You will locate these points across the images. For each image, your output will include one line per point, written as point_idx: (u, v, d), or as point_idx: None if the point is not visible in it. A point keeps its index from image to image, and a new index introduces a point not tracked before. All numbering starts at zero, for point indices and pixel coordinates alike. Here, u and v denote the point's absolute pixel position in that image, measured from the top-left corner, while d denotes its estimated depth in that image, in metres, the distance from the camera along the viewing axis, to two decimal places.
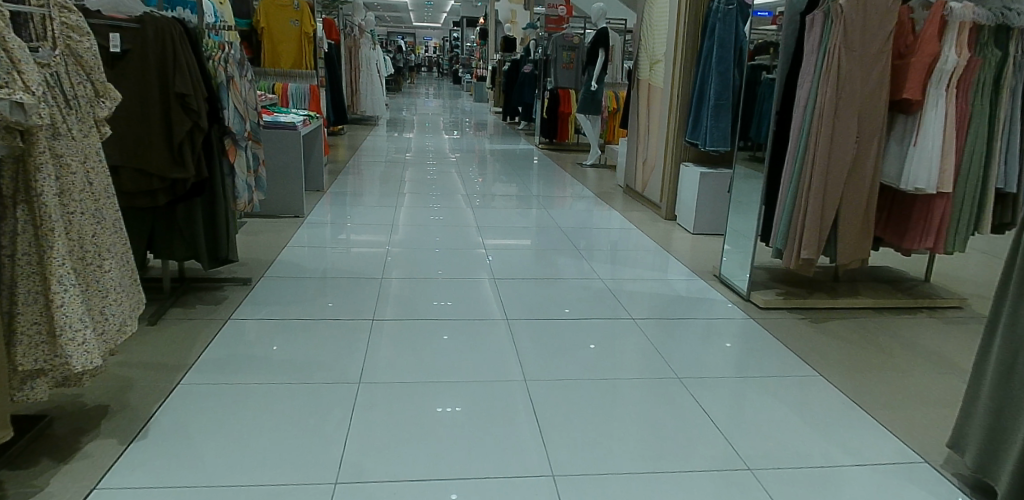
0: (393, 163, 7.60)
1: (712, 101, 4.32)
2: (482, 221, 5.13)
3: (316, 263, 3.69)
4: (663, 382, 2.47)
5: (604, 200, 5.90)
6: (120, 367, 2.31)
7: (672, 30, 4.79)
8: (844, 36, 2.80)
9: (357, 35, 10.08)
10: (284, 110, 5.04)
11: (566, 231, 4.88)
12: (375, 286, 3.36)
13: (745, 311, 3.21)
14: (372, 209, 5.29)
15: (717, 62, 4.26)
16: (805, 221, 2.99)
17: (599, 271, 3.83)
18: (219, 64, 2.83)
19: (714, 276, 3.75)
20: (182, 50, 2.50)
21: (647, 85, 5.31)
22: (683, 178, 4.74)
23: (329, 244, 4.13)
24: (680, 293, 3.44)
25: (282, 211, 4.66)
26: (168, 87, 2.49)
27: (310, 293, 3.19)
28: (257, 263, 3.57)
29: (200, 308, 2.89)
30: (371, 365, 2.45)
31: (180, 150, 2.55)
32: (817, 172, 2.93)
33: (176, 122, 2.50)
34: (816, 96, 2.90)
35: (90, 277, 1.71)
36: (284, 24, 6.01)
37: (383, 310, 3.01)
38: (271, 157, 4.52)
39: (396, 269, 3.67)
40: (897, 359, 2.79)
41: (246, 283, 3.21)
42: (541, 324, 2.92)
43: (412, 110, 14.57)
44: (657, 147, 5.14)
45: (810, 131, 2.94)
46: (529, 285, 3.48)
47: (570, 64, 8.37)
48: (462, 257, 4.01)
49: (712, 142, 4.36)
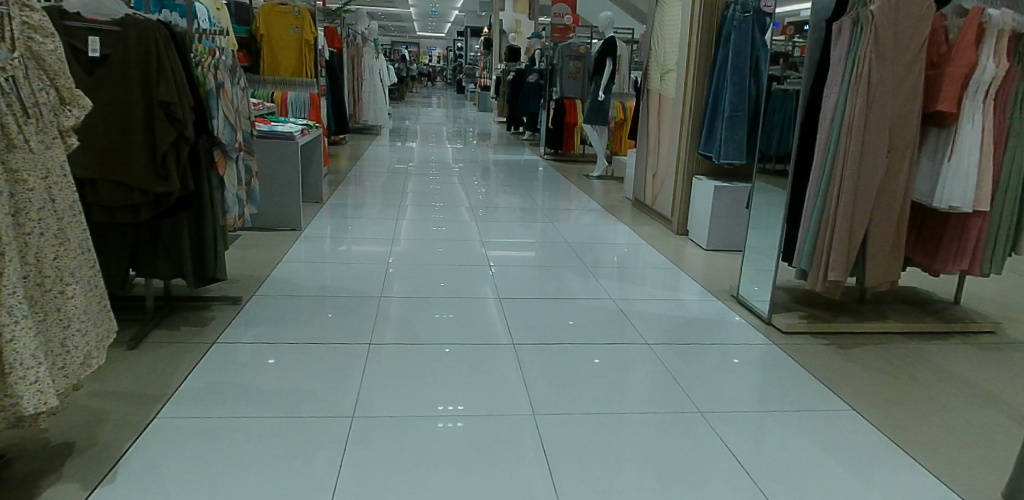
0: (394, 174, 7.42)
1: (727, 113, 4.15)
2: (486, 234, 4.95)
3: (312, 280, 3.50)
4: (683, 416, 2.27)
5: (612, 213, 5.72)
6: (93, 398, 2.12)
7: (684, 38, 4.62)
8: (876, 44, 2.62)
9: (360, 43, 9.96)
10: (282, 119, 4.88)
11: (573, 245, 4.69)
12: (373, 305, 3.17)
13: (767, 336, 3.01)
14: (373, 221, 5.12)
15: (732, 72, 4.09)
16: (832, 242, 2.80)
17: (609, 289, 3.63)
18: (209, 71, 2.66)
19: (731, 297, 3.55)
20: (168, 54, 2.34)
21: (657, 95, 5.14)
22: (696, 191, 4.55)
23: (328, 259, 3.94)
24: (696, 315, 3.24)
25: (277, 224, 4.47)
26: (151, 94, 2.32)
27: (304, 313, 3.00)
28: (248, 281, 3.37)
29: (185, 330, 2.70)
30: (366, 396, 2.25)
31: (164, 161, 2.37)
32: (846, 189, 2.74)
33: (160, 132, 2.33)
34: (844, 109, 2.72)
35: (49, 306, 1.53)
36: (285, 32, 5.87)
37: (380, 333, 2.82)
38: (267, 168, 4.35)
39: (398, 288, 3.47)
40: (934, 391, 2.58)
41: (236, 303, 3.01)
42: (550, 350, 2.72)
43: (416, 119, 14.46)
44: (668, 159, 4.95)
45: (838, 144, 2.75)
46: (536, 305, 3.29)
47: (576, 74, 8.22)
48: (466, 274, 3.81)
49: (727, 155, 4.19)
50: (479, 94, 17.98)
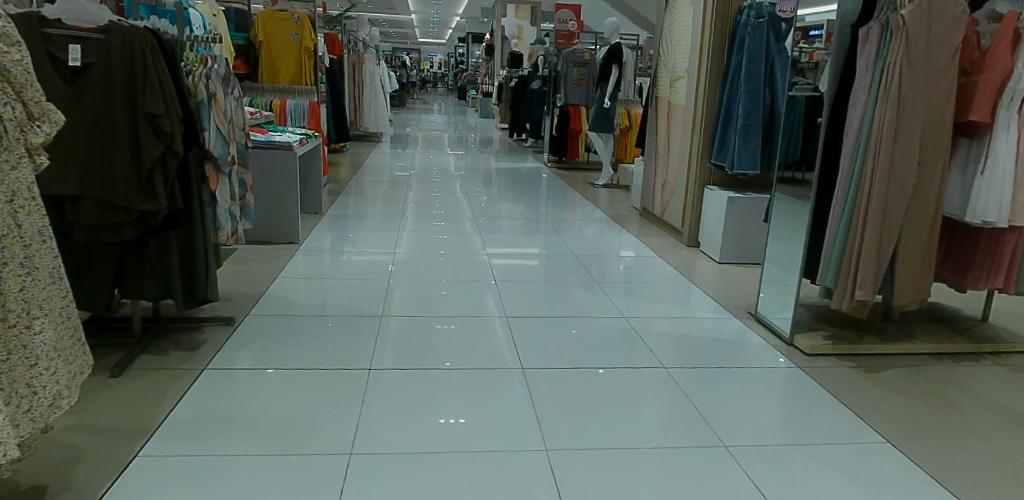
0: (396, 182, 7.27)
1: (740, 121, 4.02)
2: (490, 245, 4.79)
3: (310, 297, 3.33)
4: (707, 450, 2.11)
5: (619, 223, 5.57)
6: (70, 433, 1.96)
7: (695, 45, 4.47)
8: (906, 50, 2.48)
9: (361, 50, 9.84)
10: (281, 129, 4.75)
11: (580, 257, 4.52)
12: (373, 325, 3.02)
13: (790, 359, 2.84)
14: (373, 233, 4.97)
15: (746, 79, 3.95)
16: (860, 260, 2.65)
17: (621, 305, 3.47)
18: (200, 80, 2.52)
19: (749, 314, 3.39)
20: (156, 63, 2.20)
21: (666, 103, 4.99)
22: (708, 202, 4.39)
23: (326, 274, 3.79)
24: (714, 335, 3.07)
25: (274, 236, 4.31)
26: (137, 105, 2.17)
27: (300, 334, 2.84)
28: (243, 299, 3.22)
29: (174, 354, 2.54)
30: (366, 430, 2.09)
31: (151, 177, 2.22)
32: (874, 204, 2.59)
33: (146, 146, 2.18)
34: (872, 118, 2.58)
35: (13, 343, 1.37)
36: (282, 38, 5.73)
37: (381, 357, 2.66)
38: (264, 178, 4.21)
39: (399, 305, 3.31)
40: (972, 420, 2.42)
41: (229, 323, 2.86)
42: (562, 376, 2.57)
43: (417, 126, 14.34)
44: (678, 169, 4.80)
45: (866, 156, 2.61)
46: (544, 324, 3.13)
47: (580, 81, 8.10)
48: (471, 289, 3.65)
49: (741, 165, 4.06)
50: (481, 100, 17.85)
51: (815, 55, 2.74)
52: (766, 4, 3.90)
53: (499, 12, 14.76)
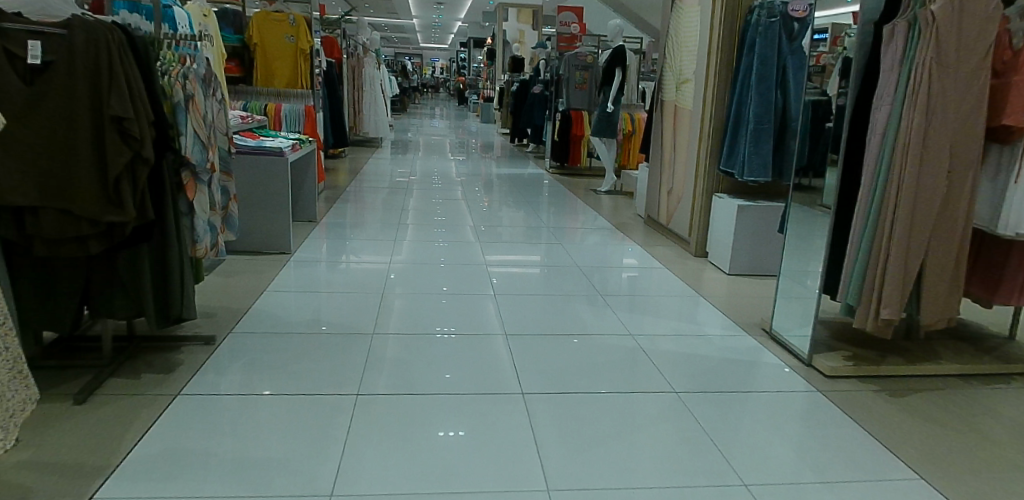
0: (394, 189, 7.10)
1: (751, 127, 3.84)
2: (490, 255, 4.61)
3: (297, 313, 3.15)
4: (724, 490, 1.92)
5: (623, 232, 5.38)
6: (23, 470, 1.79)
7: (703, 47, 4.28)
8: (937, 49, 2.30)
9: (361, 54, 9.68)
10: (274, 134, 4.58)
11: (584, 268, 4.34)
12: (364, 344, 2.84)
13: (808, 382, 2.66)
14: (369, 241, 4.79)
15: (757, 83, 3.78)
16: (884, 276, 2.47)
17: (627, 320, 3.28)
18: (177, 81, 2.34)
19: (762, 331, 3.20)
20: (125, 62, 2.03)
21: (672, 107, 4.81)
22: (717, 211, 4.20)
23: (317, 287, 3.61)
24: (727, 355, 2.89)
25: (264, 246, 4.14)
26: (102, 108, 1.99)
27: (285, 355, 2.66)
28: (225, 315, 3.04)
29: (146, 378, 2.37)
30: (350, 467, 1.91)
31: (118, 186, 2.04)
32: (902, 216, 2.41)
33: (111, 152, 2.00)
34: (899, 123, 2.40)
35: None
36: (278, 40, 5.58)
37: (370, 381, 2.48)
38: (253, 186, 4.04)
39: (392, 321, 3.13)
40: (1011, 451, 2.23)
41: (209, 343, 2.68)
42: (564, 402, 2.39)
43: (418, 131, 14.17)
44: (685, 176, 4.61)
45: (892, 164, 2.43)
46: (546, 342, 2.95)
47: (583, 85, 7.92)
48: (469, 303, 3.46)
49: (751, 173, 3.89)
50: (482, 104, 17.70)
51: (822, 58, 2.69)
52: (778, 3, 3.73)
53: (500, 15, 14.62)
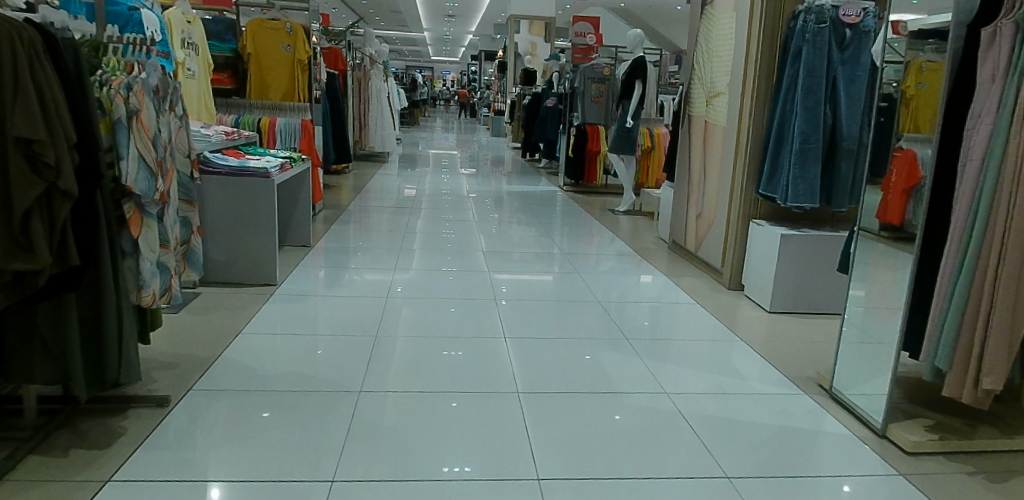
0: (399, 208, 6.66)
1: (796, 146, 3.40)
2: (499, 284, 4.15)
3: (274, 362, 2.69)
4: None
5: (645, 258, 4.91)
6: None
7: (738, 55, 3.83)
8: None
9: (368, 66, 9.30)
10: (262, 151, 4.16)
11: (604, 301, 3.88)
12: (348, 405, 2.39)
13: (885, 461, 2.19)
14: (366, 268, 4.34)
15: (803, 96, 3.34)
16: (987, 336, 2.01)
17: (658, 371, 2.82)
18: (118, 92, 1.92)
19: (820, 388, 2.72)
20: (38, 68, 1.60)
21: (702, 122, 4.36)
22: (755, 240, 3.74)
23: (300, 325, 3.15)
24: (782, 421, 2.41)
25: (247, 278, 3.72)
26: (4, 127, 1.55)
27: (250, 424, 2.21)
28: (189, 366, 2.61)
29: (74, 455, 1.95)
30: None
31: (27, 226, 1.60)
32: (1011, 261, 1.94)
33: (18, 184, 1.56)
34: (1006, 147, 1.94)
35: None
36: (274, 51, 5.20)
37: (351, 461, 2.02)
38: (237, 210, 3.63)
39: (383, 372, 2.67)
40: None
41: (162, 405, 2.27)
42: (587, 490, 1.93)
43: (428, 145, 13.76)
44: (717, 200, 4.14)
45: (997, 198, 1.96)
46: (565, 402, 2.49)
47: (599, 98, 7.52)
48: (474, 347, 3.00)
49: (795, 197, 3.43)
50: (492, 117, 17.31)
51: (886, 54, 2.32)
52: (828, 6, 3.28)
53: (511, 27, 14.21)
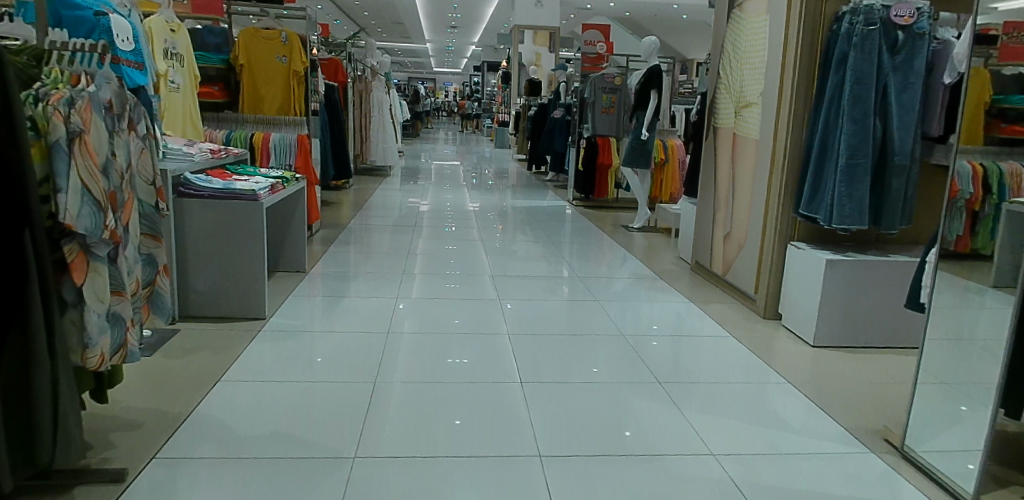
0: (402, 226, 6.31)
1: (843, 161, 3.05)
2: (511, 312, 3.79)
3: (257, 418, 2.34)
4: None
5: (667, 280, 4.55)
6: None
7: (774, 61, 3.49)
8: None
9: (370, 78, 8.99)
10: (253, 170, 3.82)
11: (627, 332, 3.52)
12: (341, 474, 2.02)
13: None
14: (365, 295, 3.99)
15: (851, 105, 3.00)
16: None
17: (698, 424, 2.45)
18: (57, 109, 1.56)
19: (887, 443, 2.35)
20: None
21: (731, 134, 4.01)
22: (795, 265, 3.38)
23: (289, 368, 2.80)
24: (854, 490, 2.04)
25: (234, 310, 3.37)
26: None
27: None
28: (157, 426, 2.24)
29: None
30: None
31: None
32: None
33: None
34: None
35: None
36: (268, 62, 4.85)
37: None
38: (222, 236, 3.29)
39: (382, 429, 2.31)
40: None
41: (117, 481, 1.90)
42: None
43: (431, 157, 13.47)
44: (749, 219, 3.78)
45: None
46: (596, 466, 2.12)
47: (610, 109, 7.18)
48: (485, 394, 2.64)
49: (841, 218, 3.08)
50: (496, 129, 17.00)
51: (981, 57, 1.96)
52: (878, 6, 2.94)
53: (515, 37, 13.93)
